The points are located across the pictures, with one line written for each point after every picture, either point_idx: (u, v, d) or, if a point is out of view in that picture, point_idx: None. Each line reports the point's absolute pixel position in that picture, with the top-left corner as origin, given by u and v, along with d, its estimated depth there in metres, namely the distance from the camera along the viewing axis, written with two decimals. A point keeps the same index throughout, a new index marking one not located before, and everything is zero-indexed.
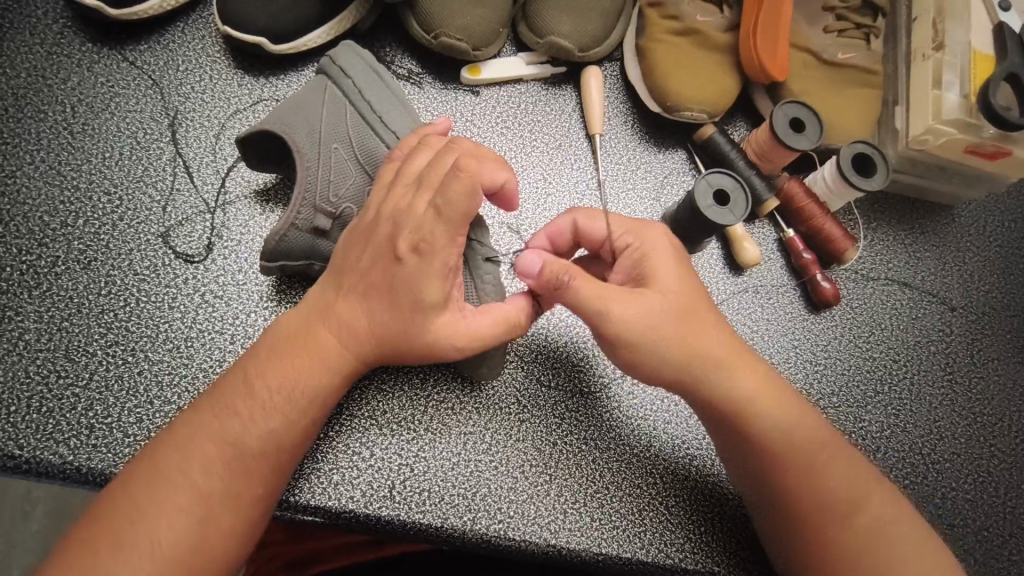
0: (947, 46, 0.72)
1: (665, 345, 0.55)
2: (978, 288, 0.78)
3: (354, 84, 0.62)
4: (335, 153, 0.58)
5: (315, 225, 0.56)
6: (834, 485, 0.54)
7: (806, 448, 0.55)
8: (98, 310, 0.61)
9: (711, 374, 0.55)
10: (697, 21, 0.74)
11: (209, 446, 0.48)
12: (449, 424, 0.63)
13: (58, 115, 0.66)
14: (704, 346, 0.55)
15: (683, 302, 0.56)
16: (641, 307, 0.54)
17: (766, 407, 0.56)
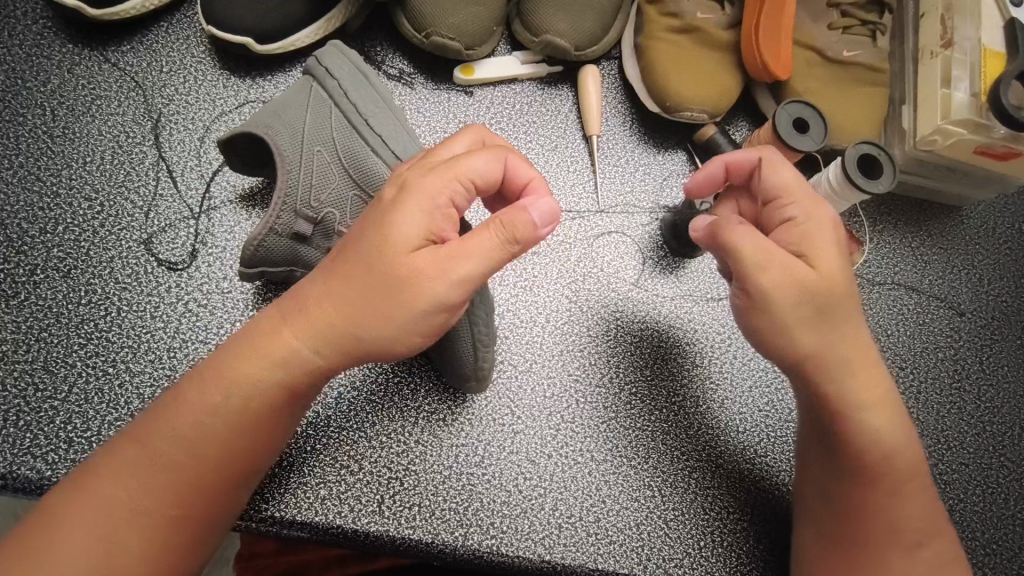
0: (956, 43, 0.69)
1: (792, 321, 0.50)
2: (987, 292, 0.75)
3: (338, 85, 0.59)
4: (317, 157, 0.55)
5: (296, 231, 0.54)
6: (905, 514, 0.52)
7: (894, 469, 0.52)
8: (78, 320, 0.59)
9: (835, 367, 0.51)
10: (698, 18, 0.72)
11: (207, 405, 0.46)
12: (440, 436, 0.61)
13: (37, 119, 0.64)
14: (830, 336, 0.51)
15: (827, 289, 0.50)
16: (779, 278, 0.49)
17: (863, 405, 0.52)
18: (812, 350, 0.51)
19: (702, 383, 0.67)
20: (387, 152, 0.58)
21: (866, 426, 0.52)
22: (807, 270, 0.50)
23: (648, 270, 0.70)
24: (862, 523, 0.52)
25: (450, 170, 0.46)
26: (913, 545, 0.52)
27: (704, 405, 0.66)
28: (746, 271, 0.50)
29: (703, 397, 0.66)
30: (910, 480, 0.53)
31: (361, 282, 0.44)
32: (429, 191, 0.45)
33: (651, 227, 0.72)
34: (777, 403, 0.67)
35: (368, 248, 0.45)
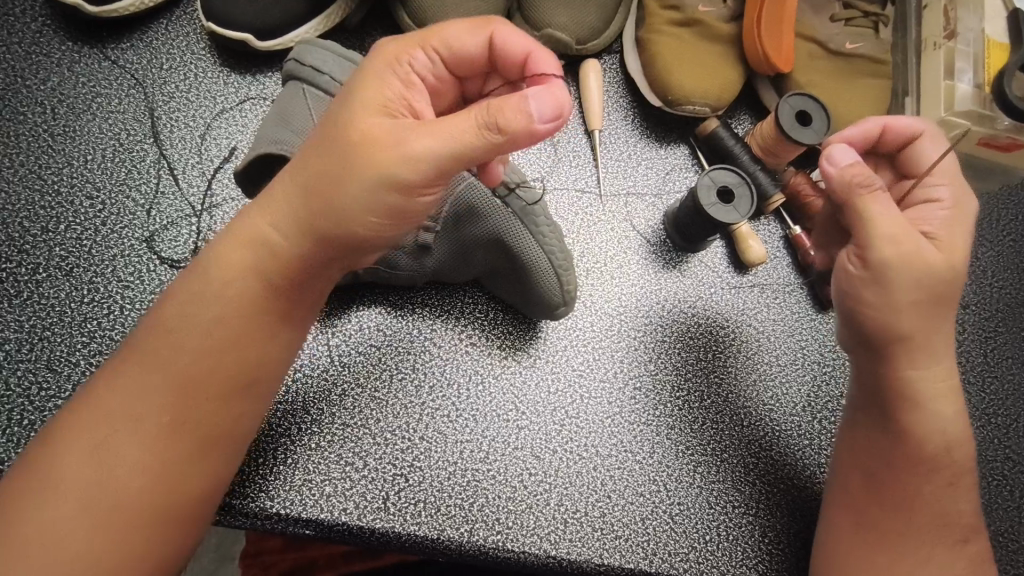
0: (958, 34, 0.69)
1: (907, 300, 0.49)
2: (991, 285, 0.75)
3: (333, 79, 0.59)
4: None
5: None
6: (952, 508, 0.53)
7: (949, 465, 0.53)
8: (81, 318, 0.59)
9: (924, 355, 0.51)
10: (699, 11, 0.72)
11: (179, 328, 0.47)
12: (445, 432, 0.61)
13: (37, 117, 0.64)
14: (932, 325, 0.51)
15: (947, 280, 0.51)
16: (913, 254, 0.49)
17: (933, 395, 0.52)
18: (914, 331, 0.50)
19: (705, 377, 0.66)
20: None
21: (932, 417, 0.52)
22: (936, 254, 0.50)
23: (652, 265, 0.70)
24: (907, 511, 0.53)
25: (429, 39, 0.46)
26: (957, 540, 0.53)
27: (712, 396, 0.66)
28: (886, 236, 0.48)
29: (707, 391, 0.66)
30: (958, 477, 0.54)
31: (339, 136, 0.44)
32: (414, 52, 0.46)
33: (653, 222, 0.72)
34: (782, 397, 0.67)
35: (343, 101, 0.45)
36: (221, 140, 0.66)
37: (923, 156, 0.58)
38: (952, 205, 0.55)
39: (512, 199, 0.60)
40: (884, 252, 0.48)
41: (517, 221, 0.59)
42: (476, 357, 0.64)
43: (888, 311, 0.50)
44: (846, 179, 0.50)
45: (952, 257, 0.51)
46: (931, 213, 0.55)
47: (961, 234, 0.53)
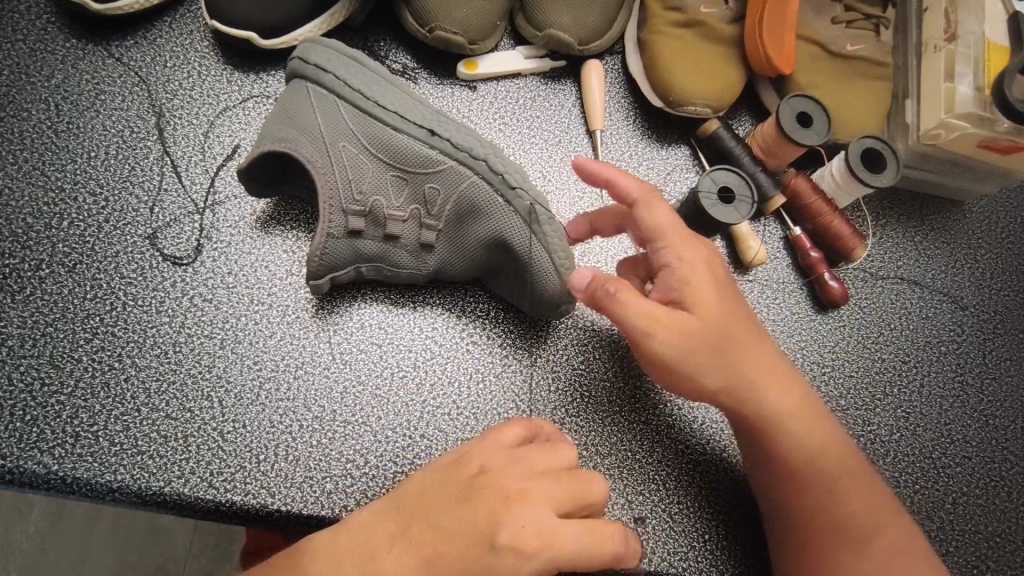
0: (958, 37, 0.69)
1: (687, 362, 0.54)
2: (989, 286, 0.76)
3: (336, 78, 0.58)
4: (345, 154, 0.57)
5: (349, 228, 0.58)
6: (849, 508, 0.55)
7: (829, 469, 0.56)
8: (84, 314, 0.59)
9: (751, 390, 0.56)
10: (701, 12, 0.72)
11: (373, 530, 0.53)
12: (445, 430, 0.61)
13: (42, 113, 0.64)
14: (730, 367, 0.55)
15: (711, 321, 0.54)
16: (672, 329, 0.53)
17: (787, 414, 0.56)
18: (727, 376, 0.55)
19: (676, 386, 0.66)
20: (417, 128, 0.58)
21: (785, 434, 0.56)
22: (689, 316, 0.54)
23: None
24: (812, 523, 0.55)
25: (524, 459, 0.56)
26: (873, 530, 0.54)
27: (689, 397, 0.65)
28: (646, 332, 0.53)
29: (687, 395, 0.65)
30: (844, 477, 0.56)
31: (441, 502, 0.53)
32: (502, 518, 0.51)
33: None
34: None
35: (436, 487, 0.54)
36: (224, 138, 0.67)
37: (644, 218, 0.57)
38: (679, 261, 0.55)
39: (514, 198, 0.59)
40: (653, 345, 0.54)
41: (518, 222, 0.59)
42: (477, 356, 0.64)
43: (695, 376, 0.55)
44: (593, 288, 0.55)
45: (699, 302, 0.55)
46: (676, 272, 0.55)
47: (708, 280, 0.55)
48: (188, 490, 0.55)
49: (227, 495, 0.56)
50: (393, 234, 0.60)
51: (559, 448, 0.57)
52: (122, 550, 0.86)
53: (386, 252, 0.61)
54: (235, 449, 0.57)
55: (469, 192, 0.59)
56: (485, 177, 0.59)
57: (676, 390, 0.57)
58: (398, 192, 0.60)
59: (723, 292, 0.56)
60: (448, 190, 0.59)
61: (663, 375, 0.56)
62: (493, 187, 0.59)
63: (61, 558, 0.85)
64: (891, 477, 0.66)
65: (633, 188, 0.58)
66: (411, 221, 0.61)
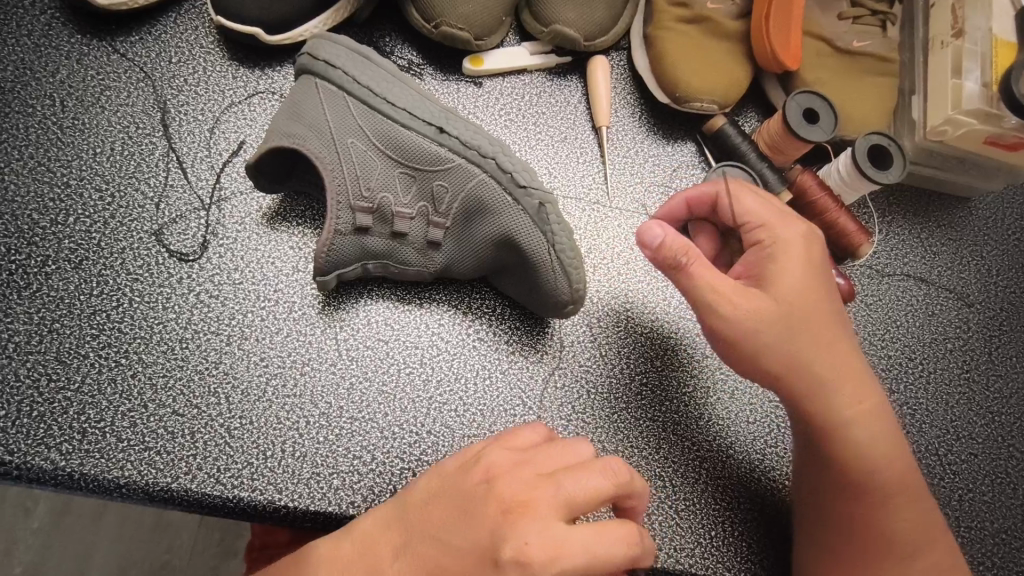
0: (966, 33, 0.69)
1: (771, 341, 0.55)
2: (995, 283, 0.76)
3: (345, 73, 0.58)
4: (353, 150, 0.57)
5: (357, 225, 0.58)
6: (900, 523, 0.55)
7: (891, 480, 0.56)
8: (90, 311, 0.59)
9: (823, 385, 0.56)
10: (708, 8, 0.72)
11: (380, 535, 0.48)
12: (452, 426, 0.61)
13: (47, 109, 0.64)
14: (812, 358, 0.56)
15: (795, 310, 0.56)
16: (748, 308, 0.55)
17: (854, 416, 0.56)
18: (802, 365, 0.56)
19: (682, 382, 0.66)
20: (426, 125, 0.58)
21: (848, 433, 0.56)
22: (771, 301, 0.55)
23: None
24: (864, 529, 0.55)
25: (528, 463, 0.49)
26: (920, 545, 0.55)
27: (695, 394, 0.65)
28: (718, 304, 0.55)
29: (693, 392, 0.66)
30: (904, 491, 0.56)
31: (443, 510, 0.48)
32: (507, 533, 0.44)
33: None
34: None
35: (441, 488, 0.49)
36: (229, 134, 0.67)
37: (727, 208, 0.61)
38: (772, 244, 0.58)
39: (522, 197, 0.59)
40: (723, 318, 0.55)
41: (526, 219, 0.59)
42: (484, 352, 0.64)
43: (769, 359, 0.55)
44: (664, 256, 0.56)
45: (787, 289, 0.56)
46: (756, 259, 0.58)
47: (796, 268, 0.57)
48: (195, 485, 0.55)
49: (234, 491, 0.56)
50: (400, 230, 0.60)
51: (573, 443, 0.51)
52: (127, 547, 0.86)
53: (392, 249, 0.61)
54: (242, 445, 0.57)
55: (477, 190, 0.59)
56: (493, 175, 0.59)
57: (741, 365, 0.57)
58: (406, 189, 0.60)
59: (808, 282, 0.57)
60: (456, 188, 0.59)
61: (730, 348, 0.57)
62: (501, 185, 0.59)
63: (66, 554, 0.85)
64: None
65: (709, 185, 0.62)
66: (418, 219, 0.61)
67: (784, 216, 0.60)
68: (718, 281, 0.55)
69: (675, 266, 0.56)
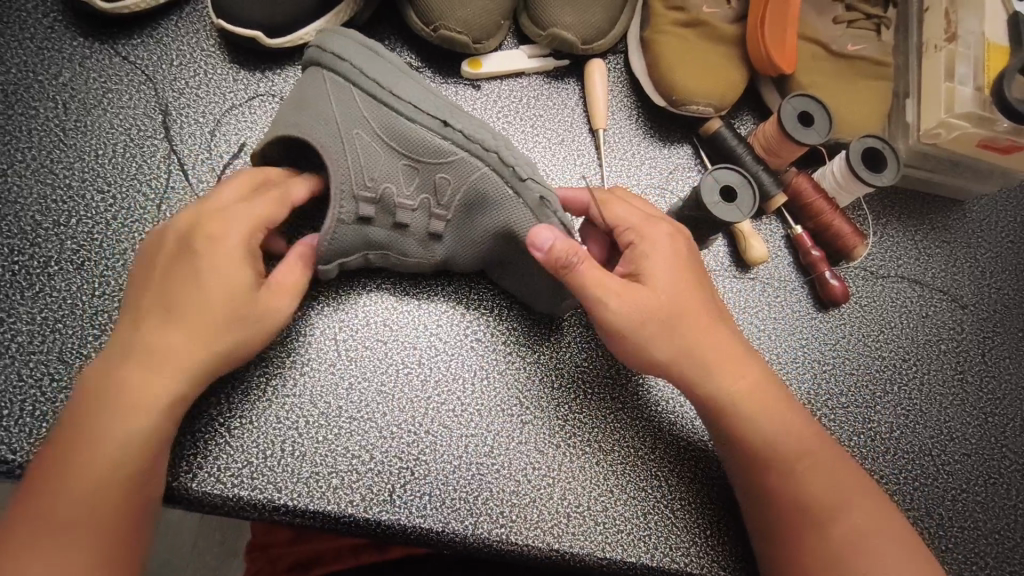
0: (959, 37, 0.70)
1: (647, 334, 0.57)
2: (989, 285, 0.76)
3: (352, 65, 0.58)
4: (358, 140, 0.57)
5: (360, 215, 0.59)
6: (813, 491, 0.55)
7: (789, 451, 0.56)
8: (92, 311, 0.59)
9: (698, 370, 0.57)
10: (704, 12, 0.72)
11: (100, 385, 0.50)
12: (450, 426, 0.61)
13: (49, 111, 0.65)
14: (680, 346, 0.57)
15: (665, 299, 0.57)
16: (629, 301, 0.57)
17: (741, 396, 0.57)
18: (670, 355, 0.57)
19: None
20: (430, 118, 0.58)
21: (742, 418, 0.57)
22: (644, 292, 0.57)
23: None
24: (783, 505, 0.55)
25: (248, 204, 0.55)
26: (843, 510, 0.55)
27: None
28: (609, 300, 0.56)
29: None
30: (804, 458, 0.56)
31: (177, 267, 0.53)
32: (245, 267, 0.54)
33: None
34: None
35: (169, 264, 0.54)
36: (230, 136, 0.67)
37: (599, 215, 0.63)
38: (643, 239, 0.60)
39: (524, 189, 0.58)
40: (605, 313, 0.56)
41: (527, 212, 0.59)
42: (482, 353, 0.65)
43: (646, 350, 0.57)
44: (554, 259, 0.56)
45: (659, 278, 0.58)
46: (632, 256, 0.60)
47: (667, 265, 0.59)
48: (196, 484, 0.56)
49: (235, 490, 0.57)
50: (402, 222, 0.60)
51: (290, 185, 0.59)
52: None
53: (395, 241, 0.61)
54: (243, 445, 0.58)
55: (479, 183, 0.59)
56: (494, 168, 0.58)
57: (633, 362, 0.59)
58: (410, 181, 0.60)
59: (683, 277, 0.59)
60: (458, 181, 0.59)
61: (619, 343, 0.58)
62: (502, 178, 0.59)
63: None
64: (890, 474, 0.67)
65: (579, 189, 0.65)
66: (421, 210, 0.61)
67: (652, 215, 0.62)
68: (603, 277, 0.56)
69: (566, 269, 0.56)
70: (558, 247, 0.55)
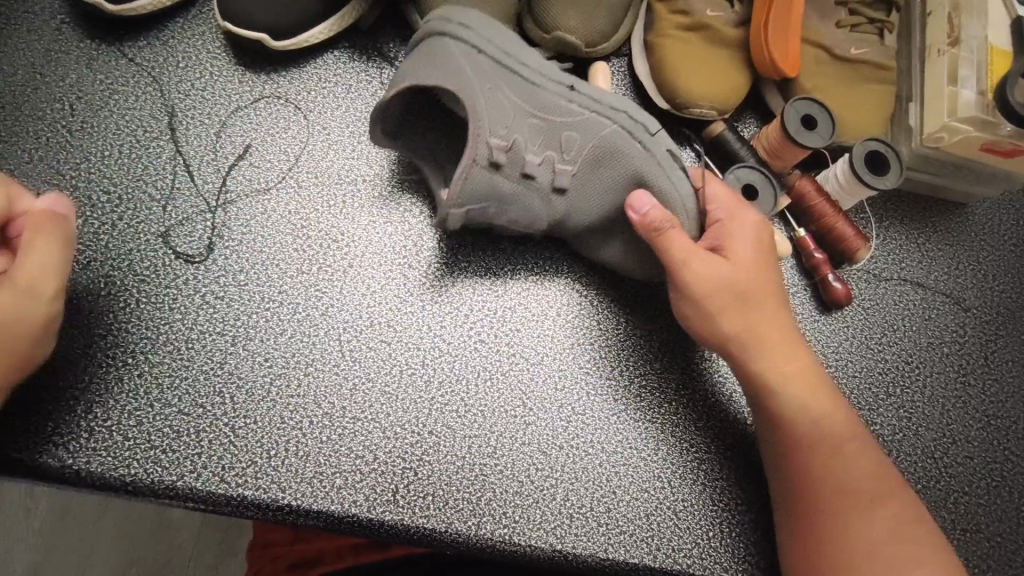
0: (962, 41, 0.70)
1: (716, 307, 0.58)
2: (992, 288, 0.76)
3: (478, 36, 0.59)
4: (491, 95, 0.57)
5: (492, 161, 0.57)
6: (851, 475, 0.55)
7: (833, 436, 0.57)
8: (98, 311, 0.60)
9: (757, 349, 0.59)
10: (708, 15, 0.72)
11: None
12: (453, 427, 0.62)
13: (56, 113, 0.65)
14: (748, 322, 0.59)
15: (739, 279, 0.59)
16: (705, 271, 0.58)
17: (791, 379, 0.58)
18: (735, 331, 0.59)
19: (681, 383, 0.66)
20: (558, 84, 0.60)
21: (791, 401, 0.58)
22: (724, 266, 0.58)
23: None
24: (818, 489, 0.55)
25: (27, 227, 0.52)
26: (874, 501, 0.54)
27: (693, 394, 0.66)
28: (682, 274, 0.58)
29: (693, 393, 0.66)
30: (844, 445, 0.57)
31: None
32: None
33: None
34: None
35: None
36: (235, 137, 0.68)
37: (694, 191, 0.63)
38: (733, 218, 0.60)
39: (652, 144, 0.60)
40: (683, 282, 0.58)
41: (655, 164, 0.59)
42: (485, 353, 0.65)
43: (713, 322, 0.59)
44: (648, 224, 0.58)
45: (741, 259, 0.59)
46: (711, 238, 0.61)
47: (750, 245, 0.60)
48: (200, 484, 0.56)
49: (238, 490, 0.57)
50: (530, 174, 0.60)
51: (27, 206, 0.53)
52: (131, 546, 0.81)
53: (518, 194, 0.61)
54: (247, 445, 0.58)
55: (612, 138, 0.60)
56: (625, 126, 0.60)
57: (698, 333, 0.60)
58: (536, 139, 0.60)
59: (761, 262, 0.60)
60: (588, 138, 0.60)
61: (688, 313, 0.60)
62: (635, 134, 0.60)
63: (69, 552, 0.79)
64: None
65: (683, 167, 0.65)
66: (547, 167, 0.61)
67: (741, 201, 0.62)
68: (689, 249, 0.58)
69: (658, 232, 0.58)
70: (657, 212, 0.58)
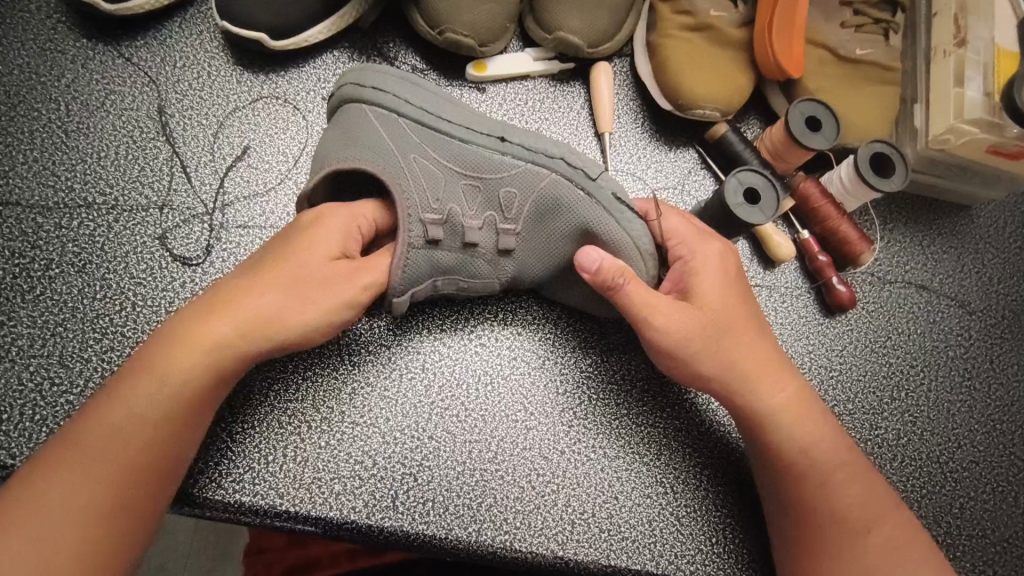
0: (969, 42, 0.69)
1: (690, 346, 0.56)
2: (996, 291, 0.76)
3: (395, 97, 0.57)
4: (417, 165, 0.57)
5: (428, 238, 0.57)
6: (848, 502, 0.55)
7: (826, 463, 0.56)
8: (93, 315, 0.59)
9: (740, 383, 0.57)
10: (711, 16, 0.72)
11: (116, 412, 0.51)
12: (454, 432, 0.61)
13: (51, 113, 0.64)
14: (726, 359, 0.57)
15: (713, 314, 0.57)
16: (676, 314, 0.56)
17: (781, 409, 0.57)
18: (712, 369, 0.57)
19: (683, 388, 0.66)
20: (484, 136, 0.58)
21: (781, 432, 0.56)
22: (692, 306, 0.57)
23: None
24: (815, 518, 0.55)
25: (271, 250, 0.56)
26: (870, 526, 0.54)
27: (694, 399, 0.65)
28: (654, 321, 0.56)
29: (694, 398, 0.65)
30: (840, 471, 0.56)
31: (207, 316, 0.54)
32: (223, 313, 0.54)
33: None
34: None
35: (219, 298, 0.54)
36: (233, 138, 0.67)
37: (654, 228, 0.60)
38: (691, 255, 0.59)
39: (595, 190, 0.58)
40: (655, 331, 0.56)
41: (604, 214, 0.58)
42: (486, 357, 0.64)
43: (689, 363, 0.57)
44: (600, 282, 0.57)
45: (707, 297, 0.57)
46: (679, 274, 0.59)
47: (719, 278, 0.58)
48: (197, 489, 0.56)
49: (236, 496, 0.56)
50: (471, 242, 0.59)
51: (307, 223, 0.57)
52: None
53: (463, 262, 0.60)
54: (245, 450, 0.57)
55: (550, 189, 0.58)
56: (563, 173, 0.58)
57: (674, 374, 0.58)
58: (472, 201, 0.59)
59: (731, 290, 0.59)
60: (524, 190, 0.58)
61: (665, 358, 0.58)
62: (573, 181, 0.58)
63: None
64: (898, 481, 0.66)
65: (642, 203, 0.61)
66: (487, 228, 0.60)
67: (703, 232, 0.60)
68: (650, 297, 0.56)
69: (613, 287, 0.57)
70: (605, 271, 0.56)
